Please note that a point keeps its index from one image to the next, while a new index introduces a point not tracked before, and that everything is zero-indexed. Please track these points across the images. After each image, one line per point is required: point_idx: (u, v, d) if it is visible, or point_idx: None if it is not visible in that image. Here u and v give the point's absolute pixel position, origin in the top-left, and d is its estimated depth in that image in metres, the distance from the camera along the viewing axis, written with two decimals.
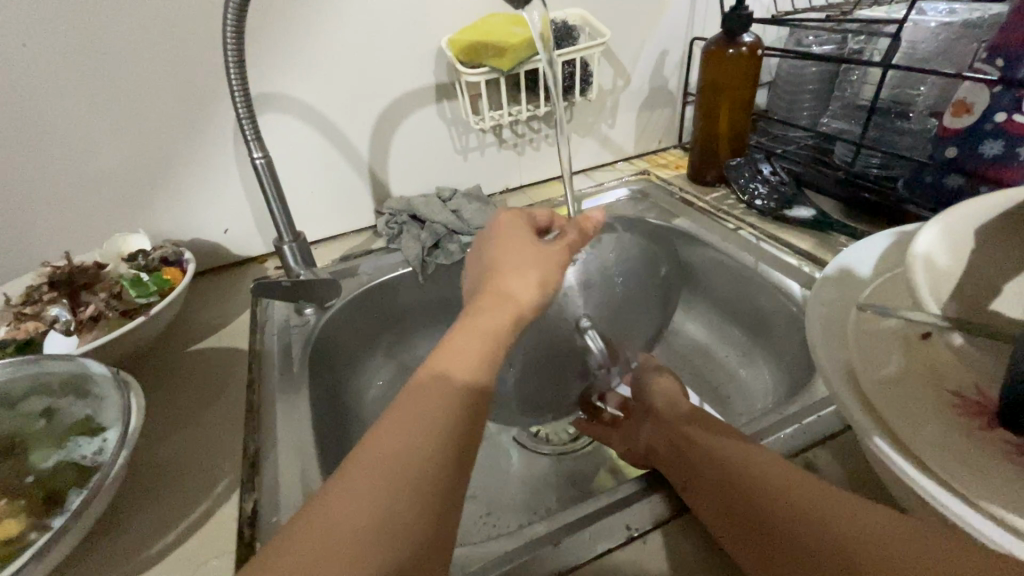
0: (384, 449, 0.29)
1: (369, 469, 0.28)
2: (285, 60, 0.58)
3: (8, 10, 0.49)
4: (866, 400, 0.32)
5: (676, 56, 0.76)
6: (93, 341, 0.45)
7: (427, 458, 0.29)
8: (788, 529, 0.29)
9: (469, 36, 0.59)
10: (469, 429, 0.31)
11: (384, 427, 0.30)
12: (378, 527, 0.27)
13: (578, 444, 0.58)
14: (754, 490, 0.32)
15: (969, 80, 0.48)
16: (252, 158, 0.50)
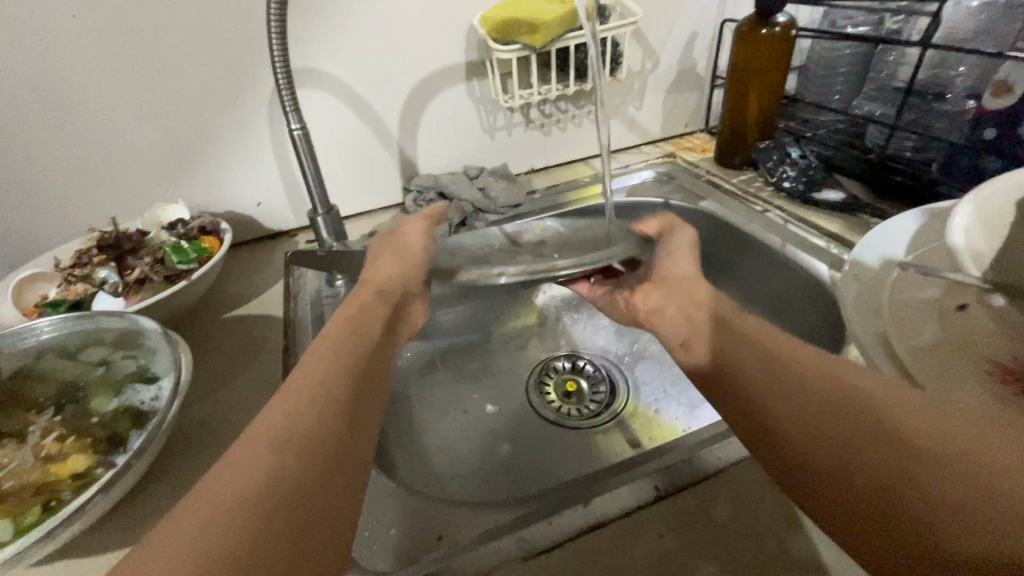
0: (263, 443, 0.26)
1: (246, 458, 0.25)
2: (320, 35, 0.59)
3: None
4: (901, 365, 0.34)
5: (706, 38, 0.76)
6: (140, 302, 0.47)
7: (318, 413, 0.29)
8: (886, 497, 0.24)
9: (501, 13, 0.59)
10: (354, 389, 0.32)
11: (264, 426, 0.27)
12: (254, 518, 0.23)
13: (600, 419, 0.59)
14: (838, 440, 0.27)
15: (1012, 58, 0.48)
16: (290, 129, 0.51)
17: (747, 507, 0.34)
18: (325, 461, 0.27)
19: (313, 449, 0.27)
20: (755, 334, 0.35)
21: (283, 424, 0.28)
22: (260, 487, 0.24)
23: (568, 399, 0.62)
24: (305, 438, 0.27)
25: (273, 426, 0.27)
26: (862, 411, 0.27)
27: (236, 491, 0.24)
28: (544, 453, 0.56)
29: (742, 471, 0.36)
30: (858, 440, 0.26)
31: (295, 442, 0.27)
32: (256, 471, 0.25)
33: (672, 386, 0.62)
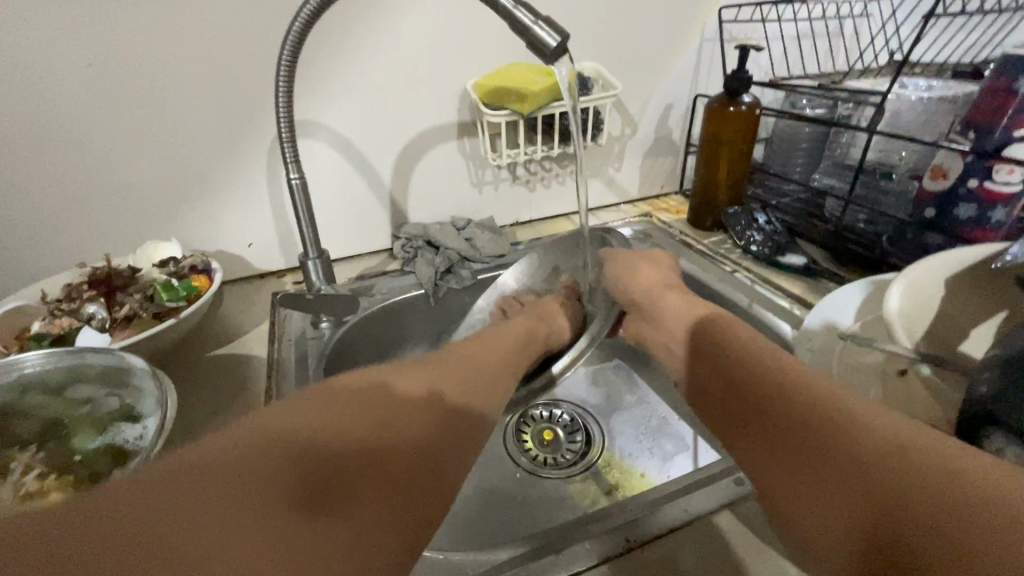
0: (275, 432, 0.31)
1: (291, 433, 0.31)
2: (323, 91, 0.63)
3: (73, 34, 0.53)
4: None
5: (680, 110, 0.82)
6: (127, 338, 0.48)
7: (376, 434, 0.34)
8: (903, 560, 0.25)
9: (493, 81, 0.64)
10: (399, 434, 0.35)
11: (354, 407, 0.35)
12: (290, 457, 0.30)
13: (575, 468, 0.60)
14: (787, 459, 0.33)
15: (946, 149, 0.54)
16: (288, 178, 0.54)
17: (712, 559, 0.36)
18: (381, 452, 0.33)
19: (370, 437, 0.33)
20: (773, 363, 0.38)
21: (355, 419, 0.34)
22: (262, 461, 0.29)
23: (544, 448, 0.63)
24: (352, 440, 0.32)
25: (320, 423, 0.33)
26: (802, 417, 0.33)
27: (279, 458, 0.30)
28: (517, 500, 0.57)
29: (707, 522, 0.38)
30: (792, 439, 0.33)
31: (319, 426, 0.32)
32: (253, 448, 0.30)
33: (646, 436, 0.64)
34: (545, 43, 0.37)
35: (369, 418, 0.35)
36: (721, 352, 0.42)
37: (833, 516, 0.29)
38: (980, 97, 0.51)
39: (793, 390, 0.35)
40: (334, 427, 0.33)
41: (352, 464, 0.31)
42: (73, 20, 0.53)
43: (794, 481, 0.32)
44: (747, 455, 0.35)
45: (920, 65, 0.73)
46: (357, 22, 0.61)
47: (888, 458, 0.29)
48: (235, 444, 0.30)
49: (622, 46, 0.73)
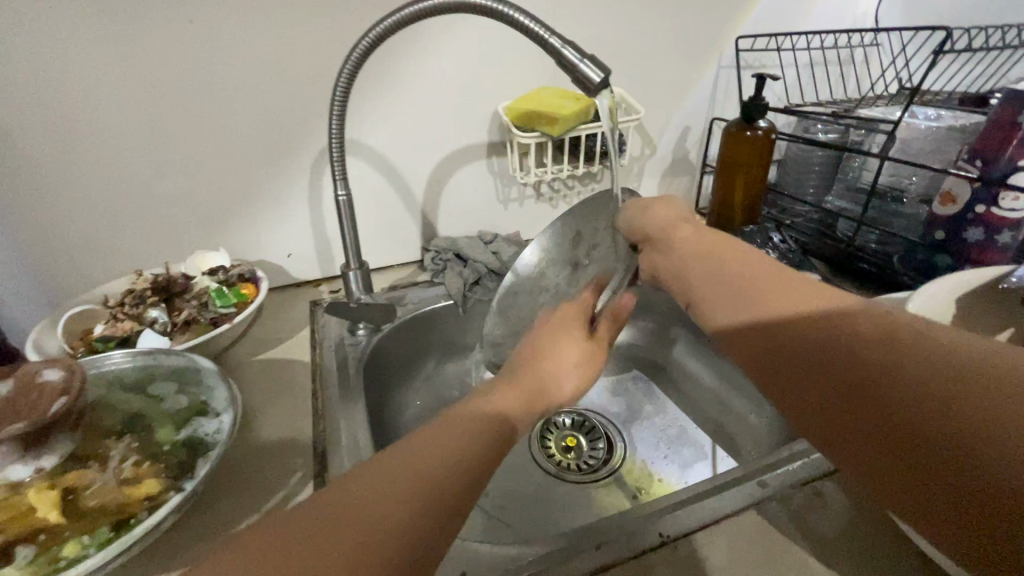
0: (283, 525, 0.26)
1: (322, 514, 0.26)
2: (365, 113, 0.67)
3: (139, 58, 0.56)
4: None
5: (697, 132, 0.86)
6: (187, 342, 0.52)
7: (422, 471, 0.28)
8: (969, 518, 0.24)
9: (524, 105, 0.68)
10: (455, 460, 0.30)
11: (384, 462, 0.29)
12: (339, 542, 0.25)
13: (599, 475, 0.63)
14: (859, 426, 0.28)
15: (954, 175, 0.57)
16: (337, 195, 0.57)
17: (742, 555, 0.38)
18: (410, 477, 0.28)
19: (390, 471, 0.28)
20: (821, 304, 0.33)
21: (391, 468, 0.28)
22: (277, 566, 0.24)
23: (568, 454, 0.66)
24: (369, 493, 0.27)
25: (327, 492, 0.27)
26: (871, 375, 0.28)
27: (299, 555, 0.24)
28: (545, 505, 0.59)
29: (735, 522, 0.41)
30: (862, 405, 0.28)
31: (331, 493, 0.27)
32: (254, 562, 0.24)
33: (666, 445, 0.66)
34: (589, 79, 0.41)
35: (386, 458, 0.29)
36: (749, 291, 0.36)
37: (931, 500, 0.25)
38: (987, 128, 0.54)
39: (850, 337, 0.30)
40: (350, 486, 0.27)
41: (378, 510, 0.26)
42: (138, 45, 0.56)
43: (874, 454, 0.28)
44: (799, 413, 0.31)
45: (927, 94, 0.77)
46: (400, 49, 0.64)
47: (927, 395, 0.26)
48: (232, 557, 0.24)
49: (644, 73, 0.77)
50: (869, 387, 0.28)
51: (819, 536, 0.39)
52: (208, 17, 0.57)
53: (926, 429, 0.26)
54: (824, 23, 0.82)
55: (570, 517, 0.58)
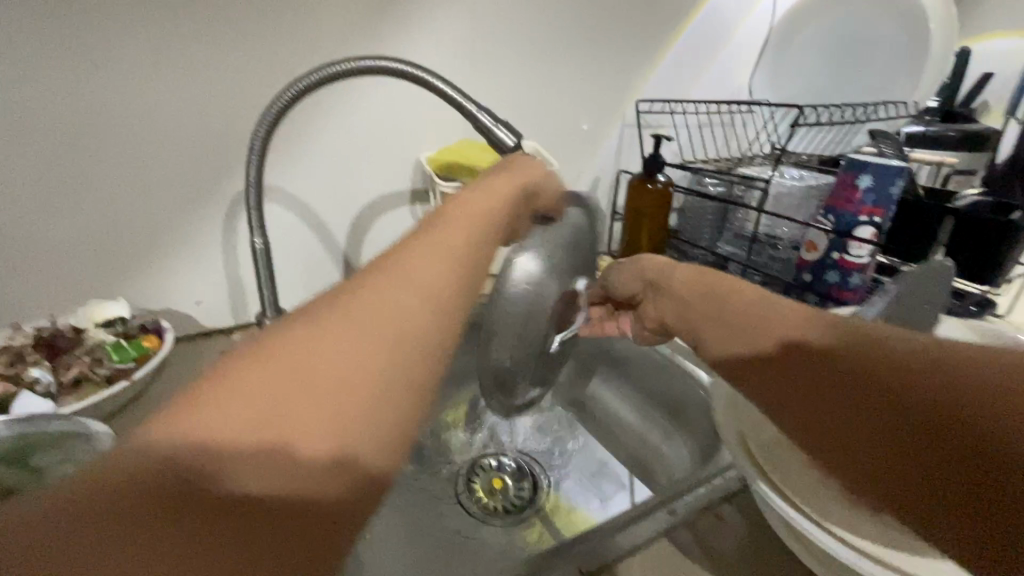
0: (218, 411, 0.21)
1: (245, 394, 0.22)
2: (284, 160, 0.67)
3: (24, 99, 0.52)
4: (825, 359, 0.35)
5: (606, 182, 0.93)
6: (76, 405, 0.48)
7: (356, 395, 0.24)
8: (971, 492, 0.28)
9: (445, 156, 0.71)
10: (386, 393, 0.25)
11: (319, 350, 0.24)
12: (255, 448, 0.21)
13: (524, 514, 0.64)
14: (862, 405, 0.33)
15: (815, 227, 0.67)
16: (253, 243, 0.56)
17: None
18: (371, 388, 0.24)
19: (345, 386, 0.24)
20: (781, 324, 0.38)
21: (321, 363, 0.24)
22: (213, 468, 0.21)
23: (494, 495, 0.66)
24: (334, 385, 0.24)
25: (290, 371, 0.23)
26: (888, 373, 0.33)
27: (268, 422, 0.22)
28: (470, 550, 0.59)
29: (650, 550, 0.43)
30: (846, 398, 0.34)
31: (287, 386, 0.23)
32: (189, 442, 0.21)
33: (589, 481, 0.69)
34: (504, 141, 0.45)
35: (337, 345, 0.25)
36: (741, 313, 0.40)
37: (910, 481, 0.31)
38: (834, 189, 0.65)
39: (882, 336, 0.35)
40: (303, 386, 0.23)
41: (319, 413, 0.23)
42: (25, 86, 0.52)
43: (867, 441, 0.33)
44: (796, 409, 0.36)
45: (793, 156, 0.90)
46: (321, 101, 0.66)
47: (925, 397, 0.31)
48: (167, 434, 0.21)
49: (555, 129, 0.84)
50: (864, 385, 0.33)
51: (720, 554, 0.43)
52: (114, 61, 0.55)
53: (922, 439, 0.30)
54: (708, 92, 0.95)
55: (495, 561, 0.58)
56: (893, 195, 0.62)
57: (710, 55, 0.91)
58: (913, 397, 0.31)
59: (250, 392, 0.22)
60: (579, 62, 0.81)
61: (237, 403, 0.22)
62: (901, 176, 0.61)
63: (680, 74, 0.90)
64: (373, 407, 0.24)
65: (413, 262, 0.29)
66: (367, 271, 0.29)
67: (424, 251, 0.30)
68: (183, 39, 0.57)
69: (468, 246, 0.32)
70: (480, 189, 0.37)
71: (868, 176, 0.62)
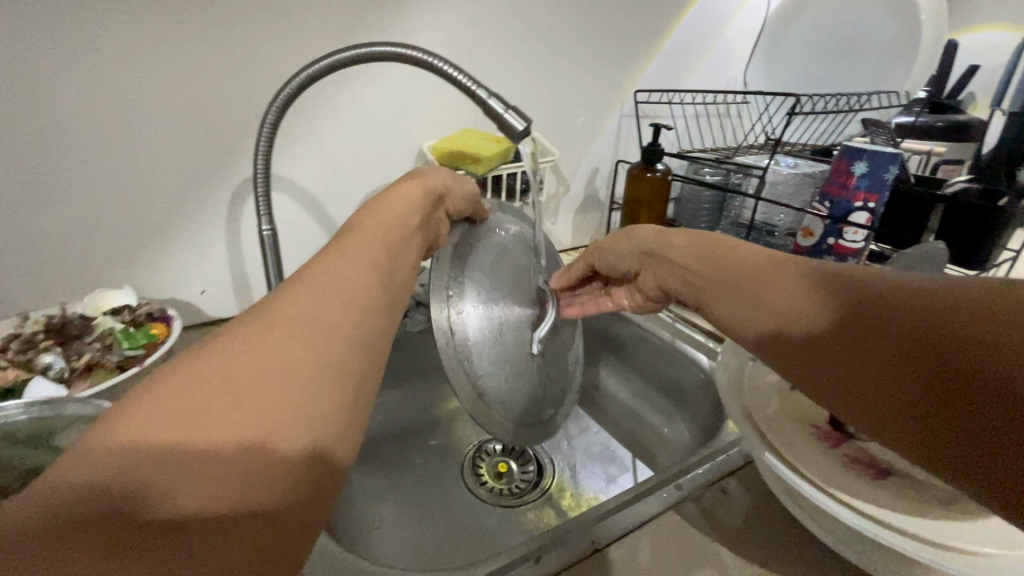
0: (141, 432, 0.20)
1: (177, 400, 0.21)
2: (287, 149, 0.67)
3: (27, 86, 0.52)
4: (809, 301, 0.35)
5: (604, 172, 0.94)
6: (89, 390, 0.48)
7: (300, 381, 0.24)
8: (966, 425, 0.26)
9: (447, 145, 0.72)
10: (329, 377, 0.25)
11: (251, 346, 0.24)
12: (194, 450, 0.20)
13: (529, 497, 0.65)
14: (858, 347, 0.31)
15: (811, 213, 0.69)
16: (261, 230, 0.57)
17: (664, 554, 0.42)
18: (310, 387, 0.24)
19: (287, 379, 0.24)
20: (765, 277, 0.38)
21: (258, 356, 0.24)
22: (147, 487, 0.19)
23: (499, 480, 0.68)
24: (272, 378, 0.23)
25: (223, 369, 0.23)
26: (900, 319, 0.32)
27: (202, 422, 0.21)
28: (478, 532, 0.60)
29: (658, 523, 0.45)
30: (829, 343, 0.32)
31: (219, 399, 0.22)
32: (128, 452, 0.19)
33: (592, 464, 0.70)
34: (512, 126, 0.46)
35: (269, 351, 0.24)
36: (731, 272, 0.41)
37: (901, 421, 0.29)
38: (829, 176, 0.67)
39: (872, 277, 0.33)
40: (238, 395, 0.22)
41: (256, 406, 0.22)
42: (28, 73, 0.52)
43: (855, 388, 0.31)
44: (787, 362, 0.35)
45: (788, 145, 0.92)
46: (323, 90, 0.66)
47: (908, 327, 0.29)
48: (84, 465, 0.19)
49: (555, 119, 0.85)
50: (846, 327, 0.32)
51: (725, 526, 0.45)
52: (116, 48, 0.55)
53: (908, 376, 0.29)
54: (703, 82, 0.96)
55: (503, 540, 0.59)
56: (887, 181, 0.64)
57: (705, 46, 0.92)
58: (893, 327, 0.30)
59: (187, 394, 0.21)
60: (578, 52, 0.81)
61: (168, 407, 0.21)
62: (895, 162, 0.62)
63: (676, 64, 0.91)
64: (318, 393, 0.24)
65: (334, 265, 0.30)
66: (283, 284, 0.28)
67: (348, 266, 0.30)
68: (188, 25, 0.57)
69: (384, 253, 0.33)
70: (390, 201, 0.39)
71: (863, 162, 0.63)
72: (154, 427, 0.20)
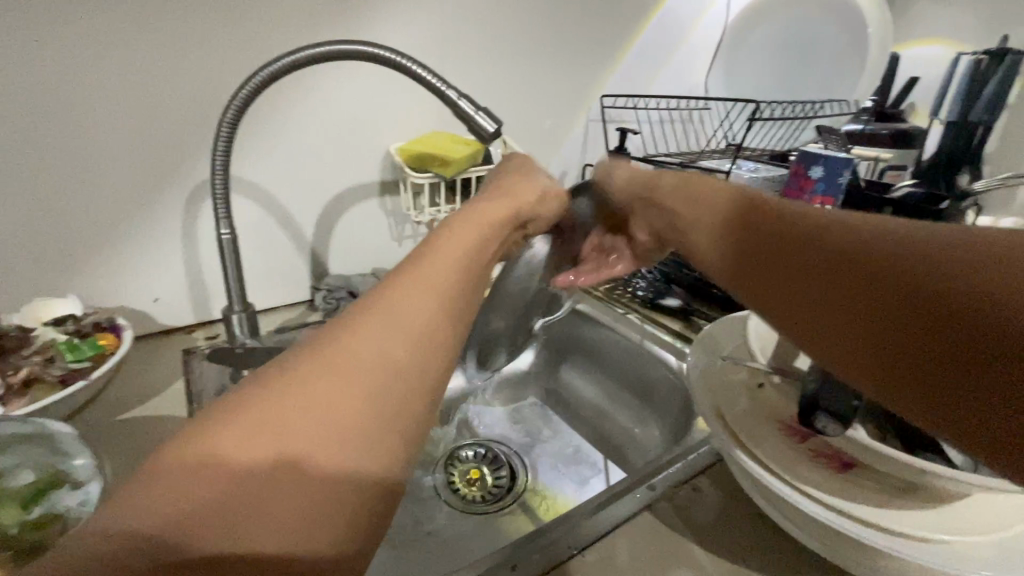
0: (202, 471, 0.19)
1: (250, 438, 0.20)
2: (247, 150, 0.64)
3: None
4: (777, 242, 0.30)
5: (572, 176, 0.95)
6: (28, 407, 0.45)
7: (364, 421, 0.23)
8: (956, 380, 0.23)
9: (415, 147, 0.71)
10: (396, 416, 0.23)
11: (325, 381, 0.22)
12: (259, 496, 0.20)
13: (503, 502, 0.65)
14: (835, 293, 0.27)
15: None
16: (220, 234, 0.54)
17: (640, 555, 0.42)
18: (356, 438, 0.22)
19: (351, 422, 0.22)
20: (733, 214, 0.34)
21: (329, 395, 0.22)
22: (196, 530, 0.18)
23: (472, 486, 0.67)
24: (343, 419, 0.22)
25: (295, 410, 0.21)
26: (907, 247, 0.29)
27: (272, 467, 0.20)
28: (451, 541, 0.59)
29: (633, 524, 0.45)
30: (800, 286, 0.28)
31: (271, 448, 0.20)
32: (186, 495, 0.19)
33: (565, 467, 0.71)
34: (483, 128, 0.45)
35: (309, 390, 0.22)
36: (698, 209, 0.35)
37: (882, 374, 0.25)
38: (788, 180, 0.70)
39: (818, 211, 0.31)
40: (288, 432, 0.21)
41: (326, 450, 0.21)
42: None
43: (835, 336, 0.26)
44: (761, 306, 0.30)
45: (748, 150, 0.95)
46: (285, 89, 0.64)
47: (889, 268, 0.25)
48: (134, 503, 0.19)
49: (523, 122, 0.85)
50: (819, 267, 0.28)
51: (698, 524, 0.45)
52: (59, 42, 0.51)
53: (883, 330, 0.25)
54: (667, 89, 0.98)
55: (478, 548, 0.59)
56: (841, 184, 0.67)
57: (669, 53, 0.94)
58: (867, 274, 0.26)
59: (260, 436, 0.21)
60: (545, 56, 0.82)
61: (237, 448, 0.20)
62: (848, 167, 0.66)
63: (641, 70, 0.93)
64: (381, 434, 0.23)
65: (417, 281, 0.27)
66: (366, 298, 0.26)
67: (432, 278, 0.27)
68: (139, 19, 0.54)
69: (471, 262, 0.30)
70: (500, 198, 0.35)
71: (819, 167, 0.66)
72: (219, 469, 0.20)
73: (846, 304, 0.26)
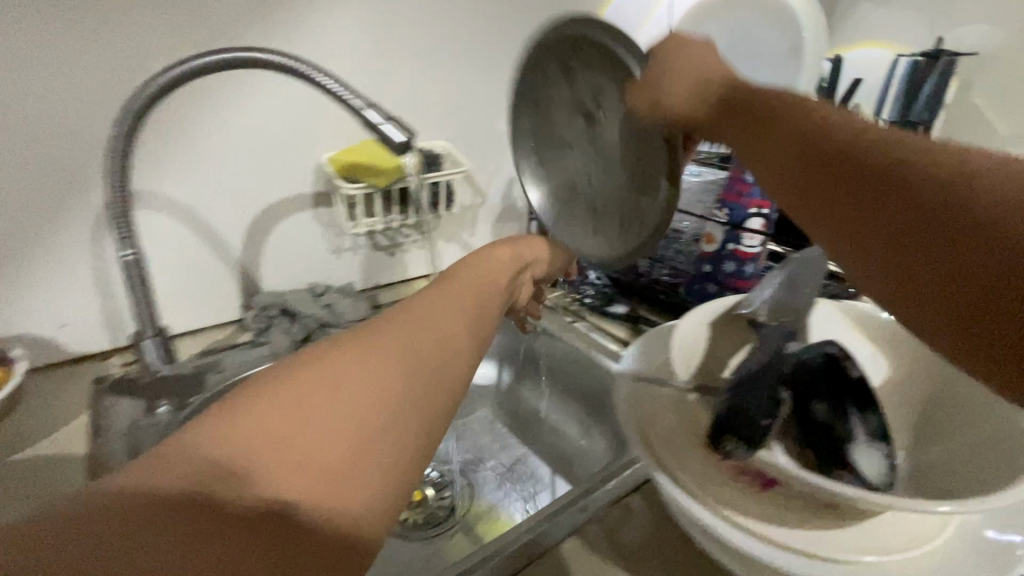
0: (230, 444, 0.22)
1: (276, 421, 0.23)
2: (160, 163, 0.61)
3: None
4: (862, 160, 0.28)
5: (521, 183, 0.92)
6: None
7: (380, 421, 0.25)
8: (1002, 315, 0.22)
9: (346, 157, 0.68)
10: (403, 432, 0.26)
11: (352, 380, 0.26)
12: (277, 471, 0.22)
13: (444, 525, 0.63)
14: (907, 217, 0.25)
15: (711, 220, 0.71)
16: (122, 255, 0.50)
17: None
18: (374, 433, 0.25)
19: (366, 422, 0.25)
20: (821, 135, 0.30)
21: (355, 391, 0.25)
22: (215, 492, 0.21)
23: (412, 508, 0.64)
24: (361, 417, 0.25)
25: (325, 401, 0.25)
26: (894, 162, 0.27)
27: (295, 445, 0.23)
28: (387, 569, 0.57)
29: (562, 549, 0.43)
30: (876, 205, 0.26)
31: (292, 432, 0.23)
32: (217, 459, 0.22)
33: (510, 483, 0.69)
34: (394, 139, 0.42)
35: (336, 387, 0.25)
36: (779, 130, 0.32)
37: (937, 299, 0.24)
38: (726, 185, 0.69)
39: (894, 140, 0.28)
40: (306, 423, 0.23)
41: (343, 438, 0.24)
42: None
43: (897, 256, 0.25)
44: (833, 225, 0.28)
45: None
46: (199, 100, 0.60)
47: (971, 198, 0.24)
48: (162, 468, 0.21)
49: (466, 128, 0.82)
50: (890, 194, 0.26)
51: (627, 546, 0.44)
52: None
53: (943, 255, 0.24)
54: None
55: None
56: None
57: None
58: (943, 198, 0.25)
59: (284, 417, 0.23)
60: (486, 60, 0.80)
61: (265, 430, 0.23)
62: None
63: None
64: (392, 440, 0.25)
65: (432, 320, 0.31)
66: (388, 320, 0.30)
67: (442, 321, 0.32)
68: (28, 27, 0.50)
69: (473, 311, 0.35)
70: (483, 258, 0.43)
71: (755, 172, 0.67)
72: (245, 440, 0.22)
73: (917, 233, 0.25)
